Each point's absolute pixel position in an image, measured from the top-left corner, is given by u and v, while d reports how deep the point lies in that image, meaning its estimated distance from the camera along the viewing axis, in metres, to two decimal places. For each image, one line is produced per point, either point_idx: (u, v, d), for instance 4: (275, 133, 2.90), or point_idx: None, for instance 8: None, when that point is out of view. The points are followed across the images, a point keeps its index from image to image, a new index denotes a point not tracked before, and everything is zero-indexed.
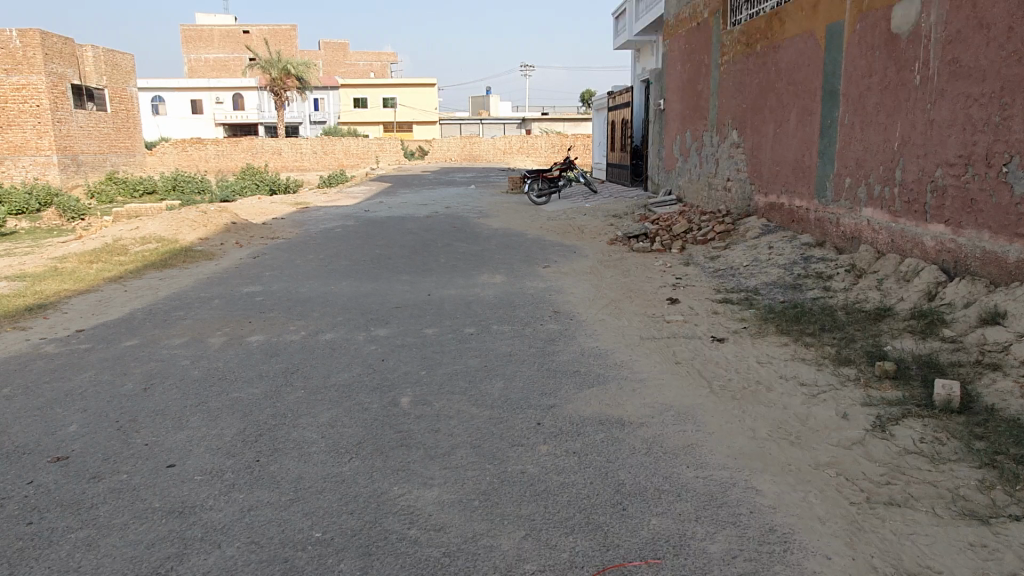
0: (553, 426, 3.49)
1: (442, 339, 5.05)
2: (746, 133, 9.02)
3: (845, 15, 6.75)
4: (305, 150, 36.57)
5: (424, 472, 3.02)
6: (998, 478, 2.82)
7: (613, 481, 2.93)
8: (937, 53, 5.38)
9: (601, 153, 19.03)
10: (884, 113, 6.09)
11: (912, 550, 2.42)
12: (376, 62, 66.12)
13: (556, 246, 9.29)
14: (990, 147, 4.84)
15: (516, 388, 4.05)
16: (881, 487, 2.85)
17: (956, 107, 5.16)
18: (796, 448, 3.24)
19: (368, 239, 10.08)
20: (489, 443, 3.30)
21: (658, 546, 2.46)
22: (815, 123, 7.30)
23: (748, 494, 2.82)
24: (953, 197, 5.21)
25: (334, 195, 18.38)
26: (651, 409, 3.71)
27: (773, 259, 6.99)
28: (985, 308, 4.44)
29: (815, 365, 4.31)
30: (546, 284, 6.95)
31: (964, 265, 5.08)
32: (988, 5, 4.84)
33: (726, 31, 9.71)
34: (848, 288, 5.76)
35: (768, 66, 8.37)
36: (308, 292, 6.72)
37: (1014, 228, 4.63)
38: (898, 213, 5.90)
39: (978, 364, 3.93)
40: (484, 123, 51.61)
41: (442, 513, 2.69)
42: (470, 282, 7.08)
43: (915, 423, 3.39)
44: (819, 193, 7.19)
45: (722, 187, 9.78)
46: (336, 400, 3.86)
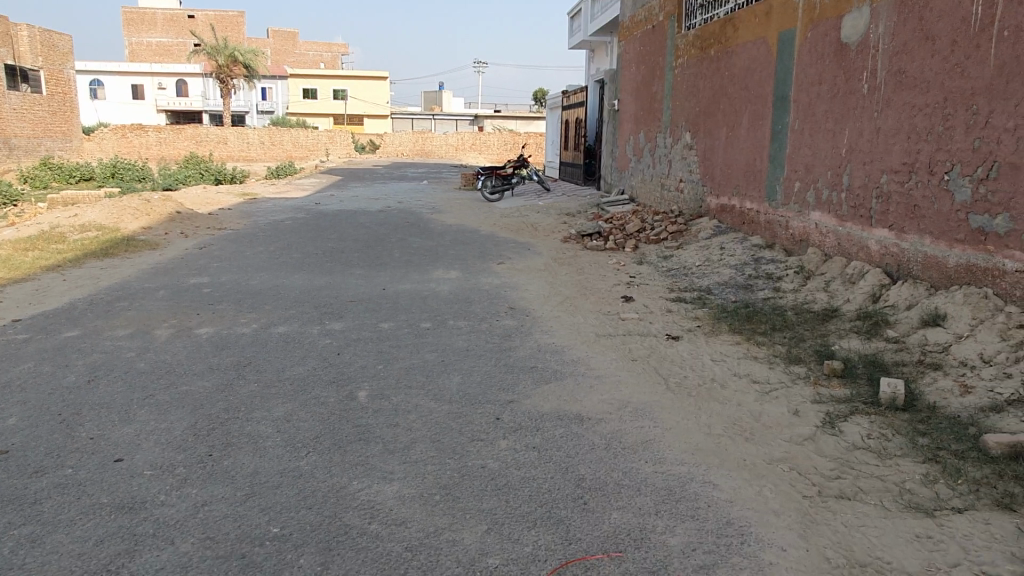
0: (512, 421, 3.49)
1: (399, 333, 5.00)
2: (698, 135, 9.20)
3: (796, 24, 6.93)
4: (252, 140, 35.70)
5: (384, 466, 2.99)
6: (940, 473, 2.95)
7: (573, 476, 2.95)
8: (884, 63, 5.57)
9: (554, 151, 19.16)
10: (832, 119, 6.28)
11: (862, 542, 2.50)
12: (326, 53, 65.16)
13: (510, 243, 9.30)
14: (932, 156, 5.04)
15: (474, 383, 4.03)
16: (832, 481, 2.94)
17: (902, 117, 5.35)
18: (751, 444, 3.31)
19: (320, 232, 9.92)
20: (449, 438, 3.28)
21: (619, 540, 2.48)
22: (765, 127, 7.49)
23: (705, 488, 2.87)
24: (897, 203, 5.40)
25: (283, 187, 18.05)
26: (609, 405, 3.74)
27: (724, 260, 7.14)
28: (927, 310, 4.63)
29: (767, 363, 4.43)
30: (502, 279, 6.95)
31: (907, 268, 5.28)
32: (933, 19, 5.03)
33: (681, 35, 9.86)
34: (796, 289, 5.92)
35: (721, 71, 8.55)
36: (258, 285, 6.57)
37: (954, 235, 4.83)
38: (845, 218, 6.10)
39: (920, 364, 4.10)
40: (436, 118, 51.27)
41: (403, 508, 2.66)
42: (425, 277, 7.02)
43: (863, 420, 3.51)
44: (769, 196, 7.38)
45: (675, 187, 9.94)
46: (291, 394, 3.79)
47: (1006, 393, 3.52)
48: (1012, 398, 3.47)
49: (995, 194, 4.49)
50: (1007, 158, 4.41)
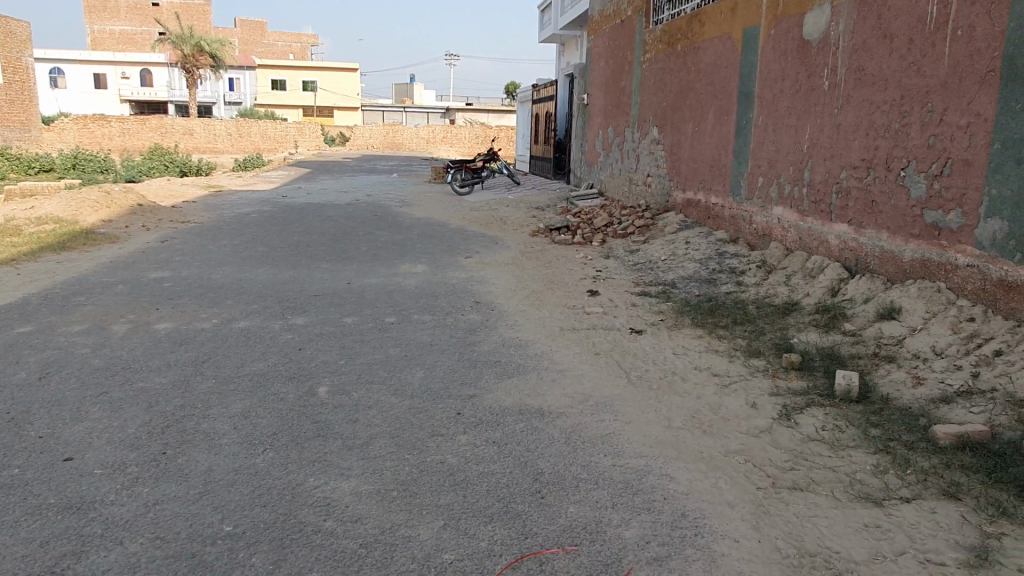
0: (473, 417, 3.48)
1: (362, 328, 4.96)
2: (665, 130, 9.26)
3: (760, 20, 7.00)
4: (219, 131, 35.09)
5: (342, 463, 2.97)
6: (890, 463, 3.02)
7: (531, 470, 2.95)
8: (844, 61, 5.65)
9: (525, 145, 19.13)
10: (794, 115, 6.36)
11: (812, 532, 2.54)
12: (295, 43, 64.30)
13: (478, 236, 9.28)
14: (890, 152, 5.13)
15: (437, 378, 4.02)
16: (786, 473, 2.99)
17: (861, 113, 5.44)
18: (708, 436, 3.34)
19: (285, 226, 9.80)
20: (409, 433, 3.27)
21: (574, 534, 2.50)
22: (730, 123, 7.56)
23: (662, 481, 2.90)
24: (856, 199, 5.50)
25: (250, 179, 17.78)
26: (570, 400, 3.75)
27: (689, 254, 7.20)
28: (883, 304, 4.73)
29: (727, 356, 4.48)
30: (469, 274, 6.93)
31: (865, 262, 5.37)
32: (891, 17, 5.12)
33: (649, 30, 9.90)
34: (759, 284, 5.99)
35: (687, 66, 8.61)
36: (220, 279, 6.47)
37: (910, 230, 4.93)
38: (806, 213, 6.19)
39: (875, 357, 4.18)
40: (408, 110, 50.90)
41: (359, 505, 2.64)
42: (392, 271, 6.97)
43: (818, 412, 3.57)
44: (733, 191, 7.46)
45: (642, 181, 9.99)
46: (250, 390, 3.74)
47: (955, 384, 3.62)
48: (961, 390, 3.56)
49: (948, 190, 4.60)
50: (960, 155, 4.51)
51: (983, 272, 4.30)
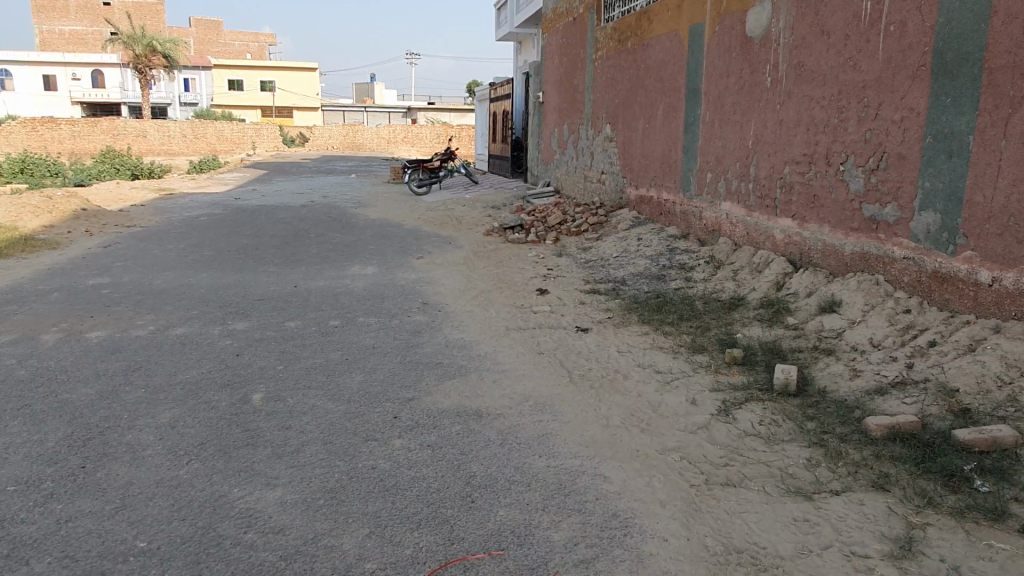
0: (409, 420, 3.42)
1: (305, 332, 4.87)
2: (618, 127, 9.28)
3: (705, 17, 7.04)
4: (173, 133, 34.29)
5: (269, 472, 2.88)
6: (823, 457, 3.04)
7: (464, 473, 2.91)
8: (785, 57, 5.71)
9: (483, 144, 19.07)
10: (739, 111, 6.42)
11: (741, 528, 2.54)
12: (252, 42, 63.30)
13: (432, 236, 9.20)
14: (830, 147, 5.19)
15: (376, 381, 3.95)
16: (719, 469, 2.98)
17: (802, 108, 5.50)
18: (645, 434, 3.33)
19: (234, 228, 9.59)
20: (342, 439, 3.20)
21: (502, 538, 2.45)
22: (679, 119, 7.60)
23: (595, 481, 2.87)
24: (799, 193, 5.56)
25: (203, 181, 17.44)
26: (509, 400, 3.71)
27: (640, 251, 7.22)
28: (824, 297, 4.78)
29: (671, 353, 4.48)
30: (418, 274, 6.85)
31: (808, 256, 5.44)
32: (828, 14, 5.19)
33: (600, 27, 9.90)
34: (707, 279, 6.02)
35: (637, 63, 8.64)
36: (162, 284, 6.31)
37: (849, 224, 5.00)
38: (752, 208, 6.24)
39: (815, 350, 4.22)
40: (368, 110, 50.51)
41: (283, 515, 2.57)
42: (340, 273, 6.87)
43: (756, 407, 3.58)
44: (683, 186, 7.50)
45: (597, 179, 10.01)
46: (180, 399, 3.63)
47: (891, 375, 3.66)
48: (895, 381, 3.60)
49: (885, 184, 4.66)
50: (895, 149, 4.57)
51: (918, 264, 4.37)
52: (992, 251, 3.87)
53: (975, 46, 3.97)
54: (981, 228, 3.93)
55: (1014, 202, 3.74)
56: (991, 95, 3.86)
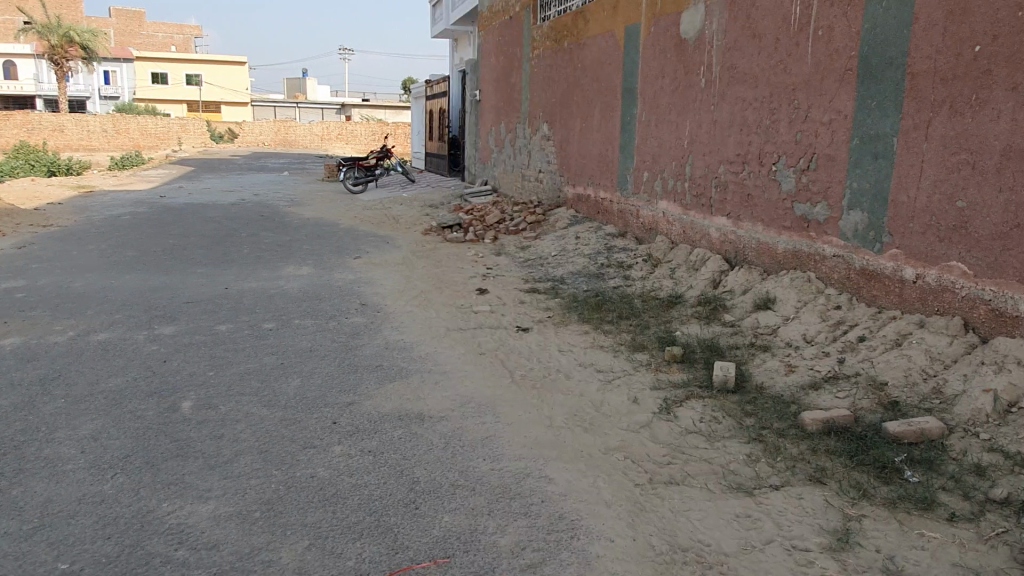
0: (349, 425, 3.33)
1: (237, 336, 4.69)
2: (555, 126, 9.31)
3: (640, 18, 7.13)
4: (93, 127, 32.77)
5: (201, 484, 2.75)
6: (762, 452, 3.09)
7: (407, 479, 2.84)
8: (719, 59, 5.83)
9: (420, 142, 18.87)
10: (674, 112, 6.52)
11: (686, 526, 2.55)
12: (177, 35, 61.14)
13: (368, 236, 9.03)
14: (762, 147, 5.32)
15: (314, 385, 3.83)
16: (663, 467, 3.01)
17: (735, 109, 5.62)
18: (589, 434, 3.33)
19: (160, 228, 9.21)
20: (278, 447, 3.08)
21: (448, 545, 2.40)
22: (615, 119, 7.67)
23: (541, 483, 2.85)
24: (733, 193, 5.68)
25: (127, 179, 16.70)
26: (452, 402, 3.65)
27: (579, 249, 7.26)
28: (759, 294, 4.90)
29: (612, 352, 4.50)
30: (355, 275, 6.70)
31: (743, 254, 5.56)
32: (759, 18, 5.31)
33: (536, 26, 9.92)
34: (645, 278, 6.10)
35: (573, 63, 8.69)
36: (82, 287, 5.99)
37: (782, 222, 5.13)
38: (688, 207, 6.34)
39: (751, 346, 4.31)
40: (300, 106, 49.46)
41: (217, 529, 2.45)
42: (274, 274, 6.67)
43: (697, 404, 3.62)
44: (620, 185, 7.58)
45: (534, 177, 10.02)
46: (103, 409, 3.43)
47: (824, 370, 3.76)
48: (828, 375, 3.70)
49: (815, 184, 4.80)
50: (824, 150, 4.71)
51: (847, 262, 4.51)
52: (916, 249, 4.03)
53: (898, 51, 4.12)
54: (906, 226, 4.09)
55: (936, 202, 3.90)
56: (914, 99, 4.02)
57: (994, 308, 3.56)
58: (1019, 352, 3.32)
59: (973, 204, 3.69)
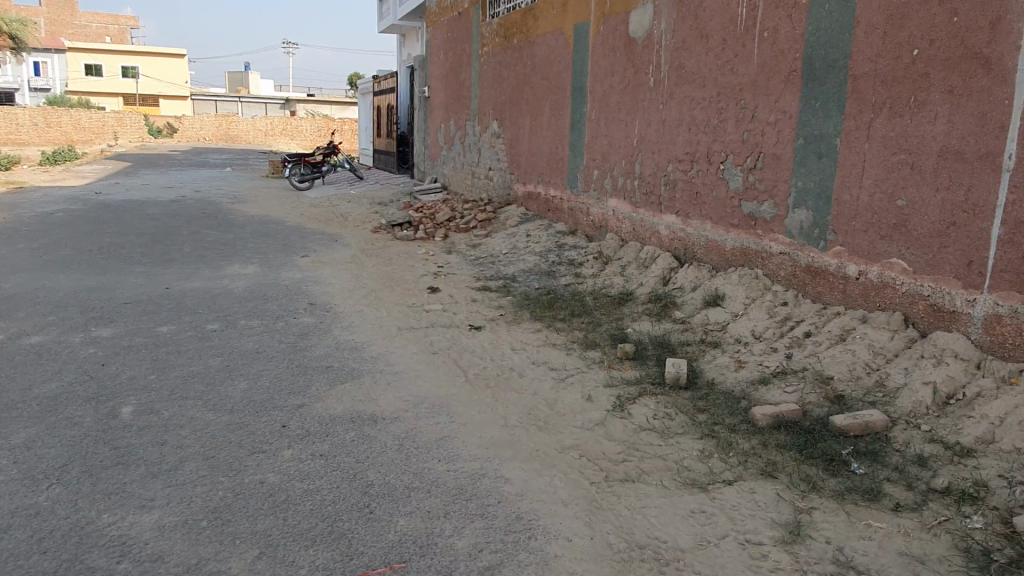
0: (299, 428, 3.25)
1: (180, 337, 4.53)
2: (504, 123, 9.29)
3: (589, 17, 7.16)
4: (22, 120, 31.35)
5: (144, 493, 2.64)
6: (715, 447, 3.13)
7: (361, 482, 2.78)
8: (667, 59, 5.89)
9: (367, 138, 18.63)
10: (624, 110, 6.57)
11: (642, 523, 2.57)
12: (111, 25, 59.00)
13: (316, 234, 8.86)
14: (710, 146, 5.40)
15: (261, 388, 3.72)
16: (618, 465, 3.02)
17: (683, 109, 5.69)
18: (544, 433, 3.32)
19: (95, 226, 8.85)
20: (225, 453, 2.98)
21: (404, 549, 2.36)
22: (565, 117, 7.69)
23: (497, 483, 2.83)
24: (682, 191, 5.75)
25: (59, 174, 16.02)
26: (405, 403, 3.59)
27: (530, 247, 7.25)
28: (708, 291, 4.97)
29: (564, 349, 4.51)
30: (302, 274, 6.55)
31: (692, 252, 5.63)
32: (707, 18, 5.39)
33: (485, 23, 9.88)
34: (596, 275, 6.13)
35: (523, 60, 8.68)
36: (12, 288, 5.71)
37: (729, 220, 5.22)
38: (638, 205, 6.40)
39: (702, 342, 4.37)
40: (243, 101, 48.33)
41: (161, 541, 2.35)
42: (218, 273, 6.47)
43: (650, 401, 3.65)
44: (570, 183, 7.61)
45: (484, 175, 9.99)
46: (37, 417, 3.27)
47: (772, 365, 3.84)
48: (777, 370, 3.78)
49: (761, 182, 4.89)
50: (770, 150, 4.80)
51: (793, 259, 4.61)
52: (858, 246, 4.15)
53: (840, 54, 4.23)
54: (849, 224, 4.20)
55: (877, 201, 4.01)
56: (856, 100, 4.13)
57: (932, 303, 3.69)
58: (956, 346, 3.45)
59: (913, 203, 3.81)
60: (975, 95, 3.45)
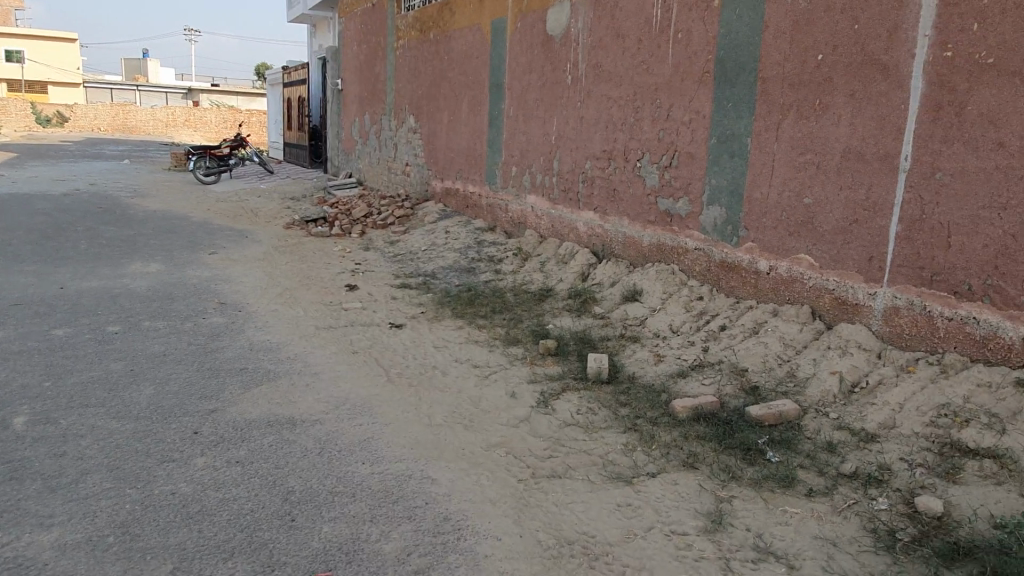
0: (213, 434, 3.09)
1: (78, 341, 4.24)
2: (421, 118, 9.17)
3: (506, 13, 7.15)
4: None
5: (41, 510, 2.45)
6: (638, 441, 3.19)
7: (281, 489, 2.68)
8: (584, 57, 5.96)
9: (277, 131, 18.05)
10: (542, 108, 6.60)
11: (570, 519, 2.58)
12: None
13: (224, 230, 8.50)
14: (627, 144, 5.49)
15: (170, 393, 3.53)
16: (544, 461, 3.02)
17: (601, 107, 5.77)
18: (470, 431, 3.29)
19: None
20: (133, 463, 2.80)
21: (329, 557, 2.28)
22: (483, 113, 7.67)
23: (423, 484, 2.78)
24: (600, 188, 5.83)
25: None
26: (325, 405, 3.49)
27: (450, 244, 7.19)
28: (626, 287, 5.06)
29: (487, 346, 4.49)
30: (211, 272, 6.27)
31: (610, 248, 5.72)
32: (623, 18, 5.47)
33: (400, 15, 9.72)
34: (516, 272, 6.14)
35: (440, 55, 8.59)
36: None
37: (646, 217, 5.33)
38: (556, 201, 6.45)
39: (622, 337, 4.45)
40: (141, 89, 45.92)
41: (62, 561, 2.18)
42: (118, 272, 6.11)
43: (573, 396, 3.68)
44: (489, 180, 7.59)
45: (401, 170, 9.85)
46: None
47: (690, 359, 3.94)
48: (694, 363, 3.88)
49: (677, 180, 5.01)
50: (685, 149, 4.93)
51: (707, 254, 4.75)
52: (769, 243, 4.31)
53: (750, 56, 4.38)
54: (759, 221, 4.36)
55: (786, 198, 4.18)
56: (765, 102, 4.28)
57: (837, 296, 3.88)
58: (859, 337, 3.64)
59: (818, 201, 3.99)
60: (875, 99, 3.63)
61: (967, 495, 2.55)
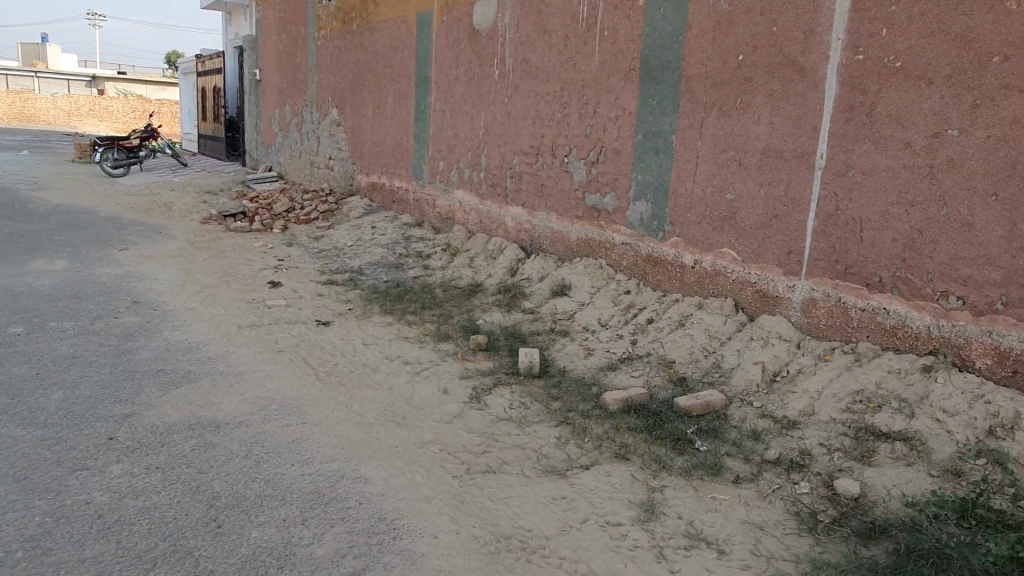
0: (129, 440, 2.94)
1: None
2: (345, 111, 8.98)
3: (432, 6, 7.08)
4: None
5: None
6: (570, 434, 3.21)
7: (205, 495, 2.56)
8: (511, 52, 5.96)
9: (191, 122, 17.33)
10: (469, 102, 6.57)
11: (506, 513, 2.58)
12: None
13: (136, 225, 8.09)
14: (554, 140, 5.52)
15: (82, 397, 3.33)
16: (478, 457, 3.01)
17: (528, 103, 5.78)
18: (402, 429, 3.24)
19: None
20: (41, 473, 2.63)
21: (259, 563, 2.20)
22: (409, 107, 7.57)
23: (356, 484, 2.72)
24: (528, 183, 5.85)
25: None
26: (250, 406, 3.36)
27: (376, 239, 7.07)
28: (555, 281, 5.10)
29: (417, 342, 4.44)
30: (123, 269, 5.95)
31: (538, 243, 5.75)
32: (550, 14, 5.50)
33: (322, 5, 9.49)
34: (444, 267, 6.09)
35: (364, 47, 8.43)
36: None
37: (574, 212, 5.38)
38: (484, 197, 6.43)
39: (552, 332, 4.48)
40: (41, 76, 43.26)
41: None
42: (19, 270, 5.72)
43: (505, 391, 3.68)
44: (416, 174, 7.51)
45: (324, 164, 9.62)
46: None
47: (619, 352, 4.00)
48: (623, 356, 3.95)
49: (603, 176, 5.08)
50: (611, 145, 5.00)
51: (634, 249, 4.84)
52: (693, 237, 4.42)
53: (674, 55, 4.48)
54: (684, 217, 4.47)
55: (709, 194, 4.30)
56: (689, 100, 4.39)
57: (759, 289, 4.01)
58: (779, 328, 3.78)
59: (740, 197, 4.12)
60: (792, 99, 3.77)
61: (881, 476, 2.68)
